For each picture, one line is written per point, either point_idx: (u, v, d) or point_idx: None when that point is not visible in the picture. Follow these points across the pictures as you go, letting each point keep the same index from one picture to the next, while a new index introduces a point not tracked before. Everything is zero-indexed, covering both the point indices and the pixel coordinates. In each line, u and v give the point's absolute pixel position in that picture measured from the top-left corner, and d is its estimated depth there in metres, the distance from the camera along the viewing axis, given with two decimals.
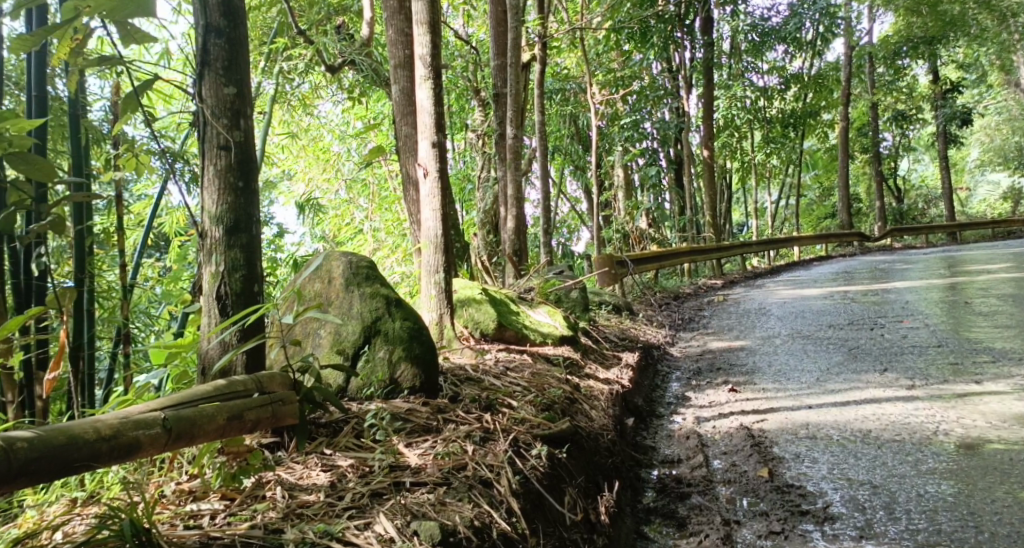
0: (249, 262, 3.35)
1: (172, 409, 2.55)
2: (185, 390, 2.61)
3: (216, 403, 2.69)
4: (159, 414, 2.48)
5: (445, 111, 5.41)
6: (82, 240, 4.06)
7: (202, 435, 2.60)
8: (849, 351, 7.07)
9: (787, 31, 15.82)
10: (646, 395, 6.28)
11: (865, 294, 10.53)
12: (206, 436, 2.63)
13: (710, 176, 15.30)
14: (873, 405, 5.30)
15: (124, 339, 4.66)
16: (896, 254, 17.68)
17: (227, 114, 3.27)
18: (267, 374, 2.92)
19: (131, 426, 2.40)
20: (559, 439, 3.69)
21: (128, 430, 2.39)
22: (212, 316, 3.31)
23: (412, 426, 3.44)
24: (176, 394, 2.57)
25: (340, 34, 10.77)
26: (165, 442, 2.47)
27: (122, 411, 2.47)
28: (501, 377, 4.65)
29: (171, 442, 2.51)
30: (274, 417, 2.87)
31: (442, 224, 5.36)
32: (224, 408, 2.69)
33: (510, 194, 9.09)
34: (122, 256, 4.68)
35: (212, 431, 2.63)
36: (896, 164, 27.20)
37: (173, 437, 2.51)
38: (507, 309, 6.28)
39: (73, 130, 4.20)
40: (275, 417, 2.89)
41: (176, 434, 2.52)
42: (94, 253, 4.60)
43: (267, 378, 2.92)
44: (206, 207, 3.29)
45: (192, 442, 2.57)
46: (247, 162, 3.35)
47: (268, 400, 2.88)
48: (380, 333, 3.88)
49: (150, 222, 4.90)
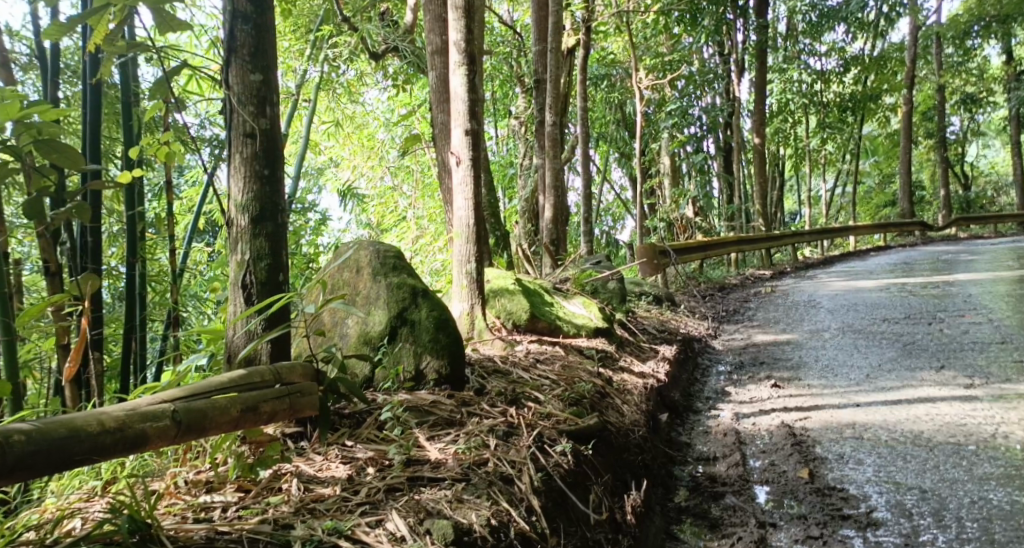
0: (275, 251, 3.32)
1: (183, 400, 2.53)
2: (197, 382, 2.59)
3: (230, 394, 2.68)
4: (169, 407, 2.46)
5: (479, 98, 5.36)
6: (134, 224, 4.40)
7: (214, 427, 2.59)
8: (903, 346, 6.83)
9: (849, 11, 15.27)
10: (684, 389, 6.17)
11: (925, 287, 10.16)
12: (219, 428, 2.62)
13: (762, 162, 14.94)
14: (926, 405, 5.11)
15: (170, 323, 4.75)
16: (961, 244, 17.06)
17: (254, 101, 3.23)
18: (285, 366, 2.93)
19: (139, 419, 2.37)
20: (586, 436, 3.62)
21: (136, 423, 2.36)
22: (237, 304, 3.30)
23: (435, 419, 3.41)
24: (188, 386, 2.55)
25: (384, 22, 11.10)
26: (174, 434, 2.45)
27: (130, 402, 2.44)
28: (531, 370, 4.60)
29: (180, 434, 2.49)
30: (290, 408, 2.88)
31: (474, 213, 5.34)
32: (238, 401, 2.68)
33: (548, 181, 9.03)
34: (170, 242, 4.74)
35: (225, 423, 2.62)
36: (963, 149, 26.20)
37: (182, 429, 2.49)
38: (541, 300, 6.22)
39: (126, 119, 4.39)
40: (291, 409, 2.89)
41: (186, 427, 2.50)
42: (141, 238, 4.71)
43: (286, 370, 2.94)
44: (232, 195, 3.26)
45: (204, 434, 2.56)
46: (272, 150, 3.31)
47: (287, 392, 2.89)
48: (407, 323, 3.88)
49: (199, 208, 4.86)
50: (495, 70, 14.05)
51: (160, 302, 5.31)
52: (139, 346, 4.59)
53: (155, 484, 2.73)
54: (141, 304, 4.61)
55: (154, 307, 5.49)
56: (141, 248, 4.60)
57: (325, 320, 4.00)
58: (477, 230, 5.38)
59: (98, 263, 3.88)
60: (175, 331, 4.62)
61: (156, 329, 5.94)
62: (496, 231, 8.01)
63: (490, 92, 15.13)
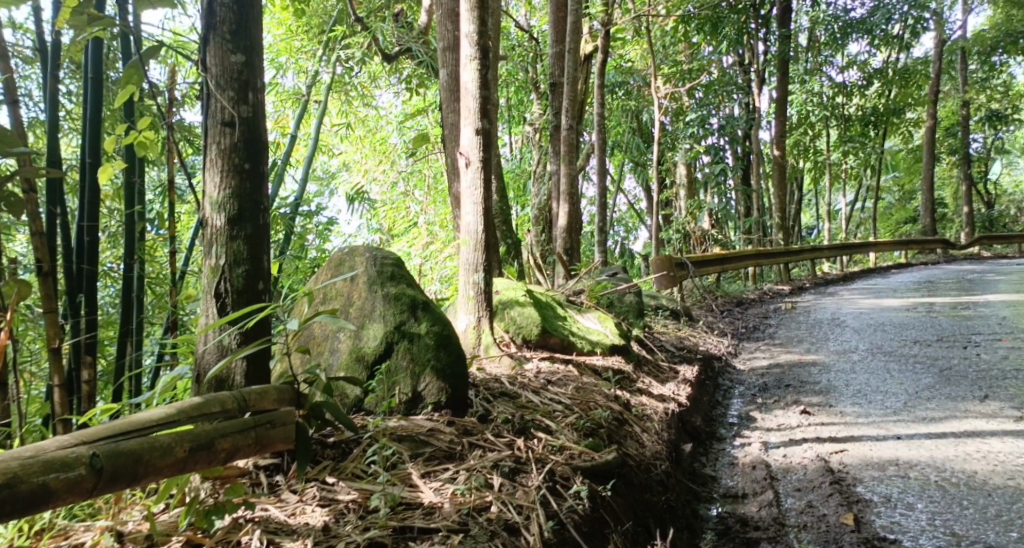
0: (254, 256, 2.88)
1: (105, 442, 2.13)
2: (127, 418, 2.19)
3: (172, 431, 2.29)
4: (84, 452, 2.05)
5: (491, 95, 4.99)
6: (132, 224, 4.09)
7: (151, 474, 2.19)
8: (939, 372, 6.37)
9: (873, 22, 14.68)
10: (706, 414, 5.73)
11: (954, 308, 9.67)
12: (157, 474, 2.22)
13: (781, 175, 14.44)
14: (976, 440, 4.66)
15: (170, 328, 4.32)
16: (984, 264, 16.53)
17: (234, 85, 2.80)
18: (255, 392, 2.57)
19: (41, 470, 1.96)
20: (603, 474, 3.21)
21: (37, 475, 1.95)
22: (210, 315, 2.87)
23: (432, 451, 3.01)
24: (113, 423, 2.15)
25: (399, 22, 10.73)
26: (91, 486, 2.04)
27: (36, 446, 2.04)
28: (542, 393, 4.19)
29: (101, 486, 2.08)
30: (257, 443, 2.50)
31: (484, 219, 4.96)
32: (184, 439, 2.28)
33: (563, 188, 8.67)
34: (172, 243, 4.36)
35: (164, 467, 2.22)
36: (986, 167, 25.54)
37: (104, 479, 2.09)
38: (553, 314, 5.81)
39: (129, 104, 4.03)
40: (257, 444, 2.51)
41: (108, 476, 2.09)
42: (142, 242, 4.37)
43: (256, 395, 2.57)
44: (207, 191, 2.84)
45: (136, 482, 2.16)
46: (254, 142, 2.88)
47: (254, 423, 2.53)
48: (405, 338, 3.49)
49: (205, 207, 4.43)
50: (511, 76, 13.69)
51: (159, 305, 4.92)
52: (135, 349, 4.25)
53: (88, 535, 2.37)
54: (139, 307, 4.24)
55: (153, 310, 5.10)
56: (138, 249, 4.25)
57: (316, 333, 3.60)
58: (487, 237, 4.99)
59: (96, 264, 3.81)
60: (175, 336, 4.21)
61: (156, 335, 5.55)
62: (507, 239, 7.57)
63: (504, 98, 14.71)
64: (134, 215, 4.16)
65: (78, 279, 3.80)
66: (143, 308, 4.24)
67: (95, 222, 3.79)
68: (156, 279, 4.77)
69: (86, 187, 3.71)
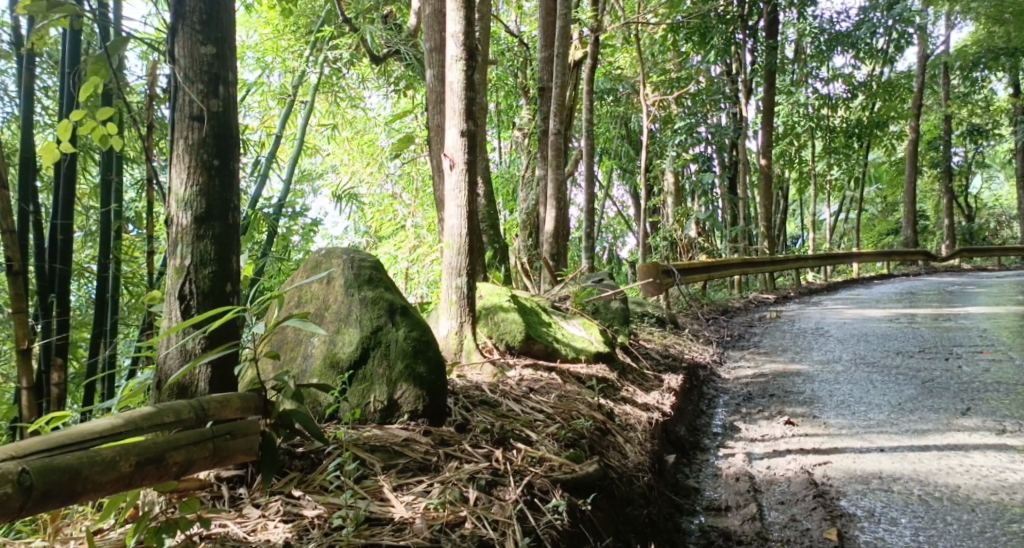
0: (222, 257, 2.75)
1: (38, 456, 2.00)
2: (67, 429, 2.06)
3: (118, 444, 2.16)
4: (14, 468, 1.92)
5: (477, 97, 4.88)
6: (108, 223, 3.96)
7: (88, 491, 2.07)
8: (922, 383, 6.30)
9: (859, 36, 14.75)
10: (690, 424, 5.63)
11: (936, 319, 9.64)
12: (96, 492, 2.10)
13: (768, 185, 14.34)
14: (960, 453, 4.59)
15: (145, 329, 4.20)
16: (965, 276, 16.56)
17: (203, 78, 2.68)
18: (216, 401, 2.45)
19: None
20: (584, 487, 3.10)
21: None
22: (172, 317, 2.74)
23: (406, 462, 2.90)
24: (50, 435, 2.02)
25: (387, 24, 10.62)
26: (19, 506, 1.91)
27: None
28: (524, 402, 4.08)
29: (31, 505, 1.95)
30: (213, 456, 2.39)
31: (468, 223, 4.86)
32: (128, 454, 2.16)
33: (550, 192, 8.59)
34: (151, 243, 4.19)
35: (104, 484, 2.10)
36: (967, 181, 25.64)
37: (35, 497, 1.96)
38: (537, 319, 5.70)
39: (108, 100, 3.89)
40: (214, 456, 2.41)
41: (40, 494, 1.97)
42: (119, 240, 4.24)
43: (216, 404, 2.45)
44: (173, 188, 2.71)
45: (71, 500, 2.04)
46: (224, 137, 2.75)
47: (211, 435, 2.40)
48: (381, 344, 3.37)
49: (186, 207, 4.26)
50: (500, 81, 13.60)
51: (134, 306, 4.78)
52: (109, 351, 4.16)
53: None
54: (114, 307, 4.15)
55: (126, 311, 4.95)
56: (113, 249, 4.11)
57: (290, 338, 3.48)
58: (470, 241, 4.87)
59: (68, 264, 3.70)
60: (150, 337, 4.10)
61: (130, 337, 5.41)
62: (493, 244, 7.43)
63: (492, 102, 14.60)
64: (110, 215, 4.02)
65: (49, 279, 3.69)
66: (118, 309, 4.14)
67: (69, 219, 3.71)
68: (131, 279, 4.63)
69: (59, 184, 3.62)
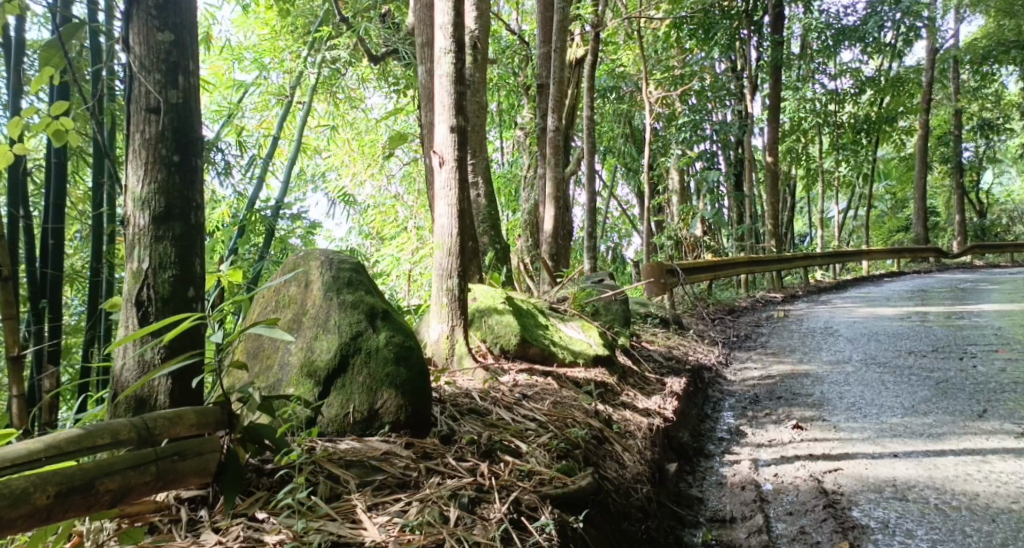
0: (183, 260, 2.56)
1: None
2: None
3: (38, 472, 2.03)
4: None
5: (467, 91, 4.69)
6: (101, 227, 3.72)
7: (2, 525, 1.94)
8: (935, 385, 6.08)
9: (866, 30, 14.36)
10: (693, 428, 5.42)
11: (949, 317, 9.40)
12: (13, 525, 1.96)
13: (774, 182, 14.10)
14: (978, 459, 4.36)
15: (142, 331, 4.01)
16: (977, 273, 16.27)
17: (160, 66, 2.49)
18: (162, 418, 2.31)
19: None
20: (576, 503, 2.92)
21: None
22: (129, 325, 2.54)
23: (382, 480, 2.71)
24: None
25: (385, 23, 10.46)
26: None
27: None
28: (516, 411, 3.89)
29: None
30: (156, 479, 2.25)
31: (458, 222, 4.66)
32: (50, 483, 2.03)
33: (549, 192, 8.40)
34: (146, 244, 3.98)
35: (20, 516, 1.97)
36: (978, 177, 25.29)
37: None
38: (534, 322, 5.50)
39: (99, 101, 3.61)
40: (160, 479, 2.26)
41: None
42: (112, 241, 4.03)
43: (161, 422, 2.31)
44: (129, 186, 2.51)
45: None
46: (185, 130, 2.56)
47: (152, 457, 2.26)
48: (361, 351, 3.18)
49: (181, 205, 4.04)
50: (502, 80, 13.36)
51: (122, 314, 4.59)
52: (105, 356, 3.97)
53: None
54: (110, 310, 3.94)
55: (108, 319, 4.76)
56: (106, 252, 3.88)
57: (265, 345, 3.29)
58: (462, 241, 4.68)
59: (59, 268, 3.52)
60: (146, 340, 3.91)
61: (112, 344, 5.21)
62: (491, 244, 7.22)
63: (494, 102, 14.37)
64: (104, 220, 3.77)
65: (42, 284, 3.53)
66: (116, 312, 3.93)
67: (60, 222, 3.50)
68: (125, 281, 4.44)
69: (47, 185, 3.40)
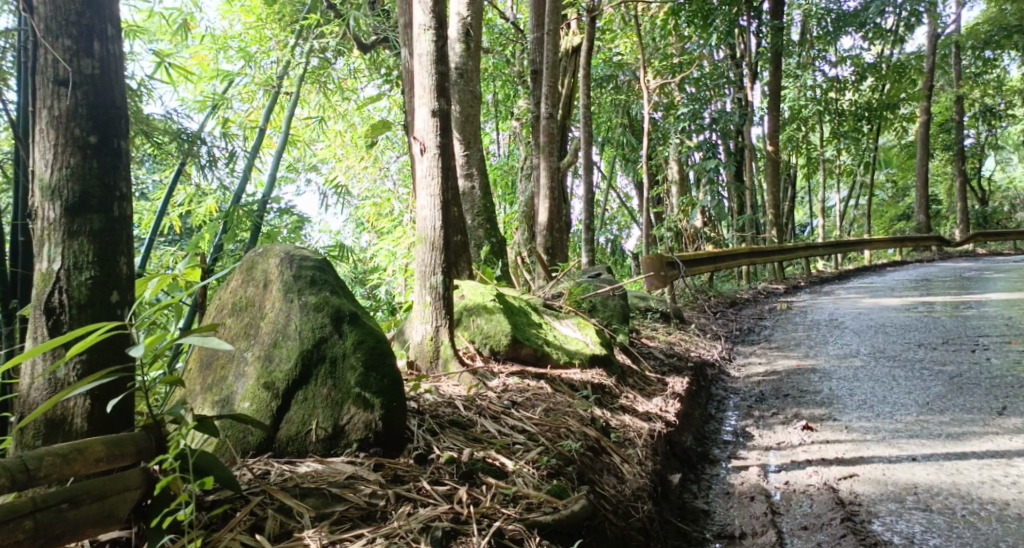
0: (103, 259, 2.26)
1: None
2: None
3: None
4: None
5: (450, 72, 4.26)
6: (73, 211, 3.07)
7: None
8: (950, 379, 5.71)
9: (867, 16, 13.79)
10: (697, 431, 5.05)
11: (959, 308, 9.03)
12: None
13: (776, 170, 13.66)
14: (1005, 461, 3.99)
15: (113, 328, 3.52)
16: (982, 262, 15.86)
17: (69, 31, 2.19)
18: (57, 457, 1.99)
19: None
20: (569, 532, 2.57)
21: None
22: (37, 335, 2.23)
23: (344, 512, 2.38)
24: None
25: (374, 10, 10.01)
26: None
27: None
28: (502, 421, 3.53)
29: None
30: (36, 532, 1.92)
31: (442, 214, 4.27)
32: None
33: (544, 183, 7.97)
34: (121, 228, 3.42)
35: None
36: (980, 164, 24.85)
37: None
38: (526, 320, 5.12)
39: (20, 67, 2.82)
40: (40, 534, 1.93)
41: None
42: None
43: (51, 463, 1.97)
44: (37, 171, 2.21)
45: None
46: (103, 107, 2.26)
47: (33, 508, 1.93)
48: (325, 360, 2.82)
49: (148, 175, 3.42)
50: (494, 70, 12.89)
51: None
52: None
53: None
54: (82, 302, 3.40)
55: None
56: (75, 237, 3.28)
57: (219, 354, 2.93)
58: (446, 235, 4.29)
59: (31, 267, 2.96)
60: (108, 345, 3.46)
61: None
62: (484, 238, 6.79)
63: (489, 93, 13.87)
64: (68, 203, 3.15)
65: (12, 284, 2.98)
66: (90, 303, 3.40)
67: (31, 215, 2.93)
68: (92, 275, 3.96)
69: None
